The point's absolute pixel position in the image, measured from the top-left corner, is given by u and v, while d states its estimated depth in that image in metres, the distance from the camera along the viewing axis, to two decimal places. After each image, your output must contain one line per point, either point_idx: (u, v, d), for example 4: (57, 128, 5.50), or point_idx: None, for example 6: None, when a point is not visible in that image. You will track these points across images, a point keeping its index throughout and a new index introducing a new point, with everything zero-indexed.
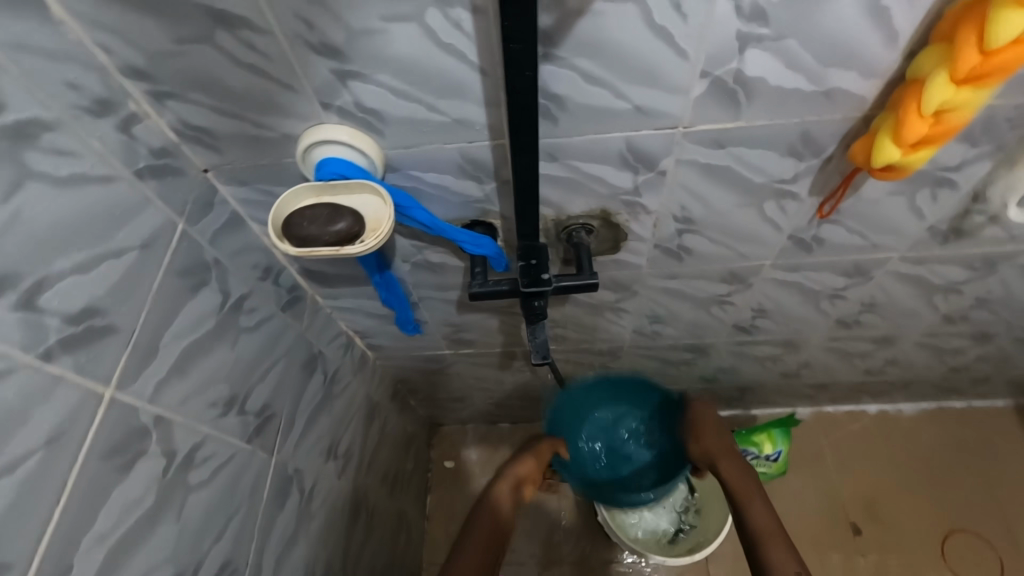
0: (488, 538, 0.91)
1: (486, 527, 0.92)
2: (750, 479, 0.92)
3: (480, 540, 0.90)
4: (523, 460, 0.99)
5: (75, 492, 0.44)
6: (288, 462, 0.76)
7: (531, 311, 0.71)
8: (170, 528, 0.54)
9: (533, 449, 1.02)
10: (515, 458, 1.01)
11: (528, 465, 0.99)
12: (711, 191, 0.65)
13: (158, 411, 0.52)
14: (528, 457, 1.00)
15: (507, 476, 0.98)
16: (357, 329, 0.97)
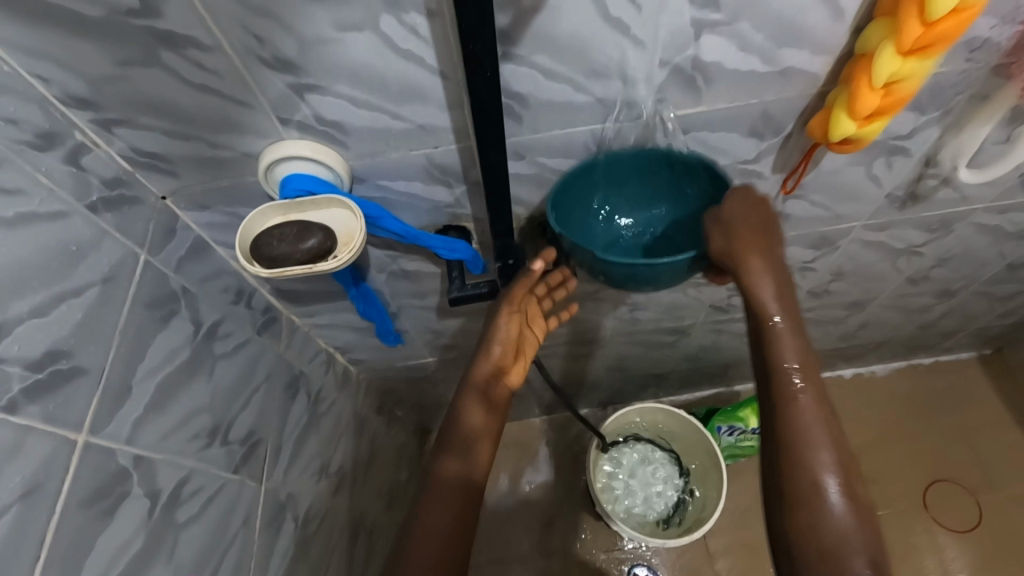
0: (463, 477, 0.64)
1: (455, 450, 0.65)
2: (772, 271, 0.59)
3: (455, 474, 0.64)
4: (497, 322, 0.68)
5: (56, 546, 0.42)
6: (279, 488, 0.74)
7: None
8: (162, 570, 0.52)
9: (494, 327, 0.68)
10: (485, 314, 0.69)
11: (497, 352, 0.68)
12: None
13: (137, 451, 0.50)
14: (492, 338, 0.68)
15: (472, 382, 0.68)
16: (337, 344, 0.96)
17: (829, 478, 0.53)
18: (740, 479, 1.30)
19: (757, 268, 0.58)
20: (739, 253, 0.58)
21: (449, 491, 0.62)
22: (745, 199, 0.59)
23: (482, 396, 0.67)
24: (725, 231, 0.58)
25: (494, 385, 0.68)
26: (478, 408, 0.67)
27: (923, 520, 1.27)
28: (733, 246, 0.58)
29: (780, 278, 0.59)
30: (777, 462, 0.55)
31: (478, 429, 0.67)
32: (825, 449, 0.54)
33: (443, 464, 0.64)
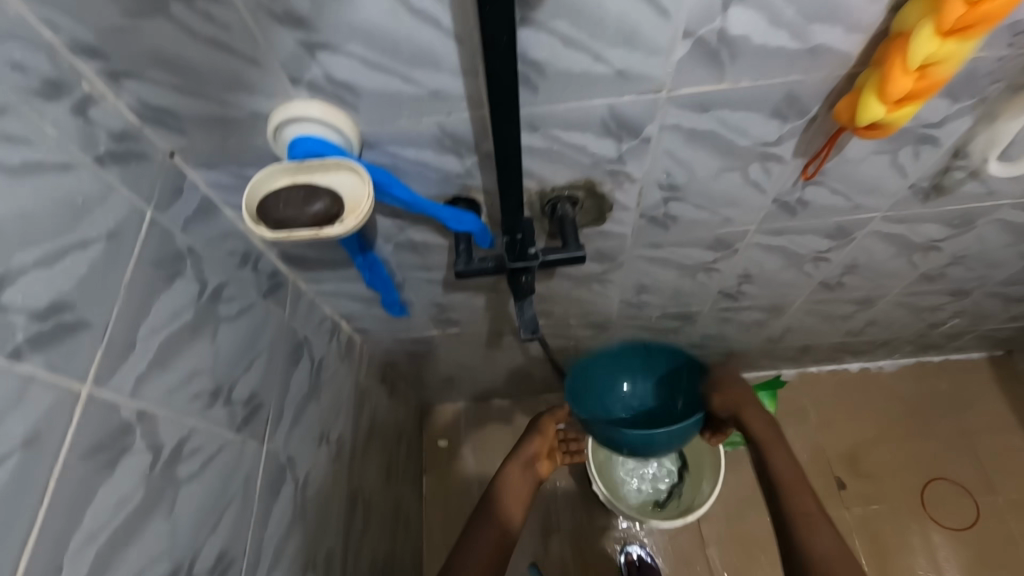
0: (498, 542, 0.81)
1: (494, 519, 0.83)
2: (767, 420, 0.84)
3: (490, 537, 0.80)
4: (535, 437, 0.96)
5: (59, 493, 0.42)
6: (280, 451, 0.75)
7: (519, 288, 0.70)
8: (164, 523, 0.52)
9: (538, 427, 0.98)
10: (533, 421, 0.99)
11: (536, 444, 0.96)
12: (696, 156, 0.64)
13: (141, 405, 0.51)
14: (537, 433, 0.97)
15: (516, 457, 0.94)
16: (342, 313, 0.96)
17: None
18: (737, 467, 1.31)
19: (754, 422, 0.84)
20: (741, 408, 0.87)
21: (490, 543, 0.80)
22: (730, 375, 0.92)
23: (522, 469, 0.93)
24: (723, 394, 0.89)
25: (534, 464, 0.95)
26: (519, 478, 0.91)
27: (919, 518, 1.27)
28: (740, 407, 0.87)
29: (772, 420, 0.84)
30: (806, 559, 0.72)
31: (513, 505, 0.87)
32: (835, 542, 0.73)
33: (484, 529, 0.81)
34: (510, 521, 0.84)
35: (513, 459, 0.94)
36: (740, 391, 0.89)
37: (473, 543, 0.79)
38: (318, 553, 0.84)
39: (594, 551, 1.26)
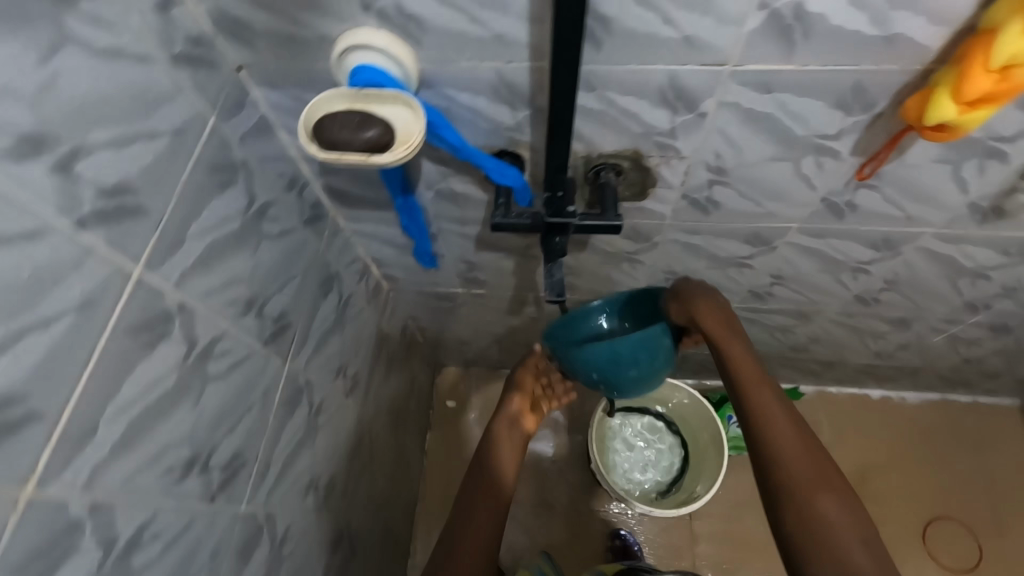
0: (492, 490, 0.85)
1: (488, 474, 0.87)
2: (722, 320, 0.75)
3: (484, 487, 0.85)
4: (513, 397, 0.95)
5: (103, 360, 0.45)
6: (299, 374, 0.78)
7: (554, 249, 0.70)
8: (188, 412, 0.55)
9: (517, 382, 0.97)
10: (510, 376, 0.98)
11: (516, 402, 0.95)
12: (750, 139, 0.63)
13: (183, 298, 0.54)
14: (517, 389, 0.96)
15: (500, 416, 0.94)
16: (374, 257, 0.98)
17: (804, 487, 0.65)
18: (738, 472, 1.30)
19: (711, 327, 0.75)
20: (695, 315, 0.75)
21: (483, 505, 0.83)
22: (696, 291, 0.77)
23: (509, 428, 0.93)
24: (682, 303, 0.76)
25: (519, 420, 0.94)
26: (503, 433, 0.92)
27: (917, 549, 1.25)
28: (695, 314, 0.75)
29: (722, 317, 0.75)
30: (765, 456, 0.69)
31: (505, 464, 0.89)
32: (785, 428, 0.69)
33: (480, 477, 0.86)
34: (503, 474, 0.87)
35: (498, 417, 0.94)
36: (691, 296, 0.76)
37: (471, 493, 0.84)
38: (322, 477, 0.88)
39: (585, 530, 1.28)
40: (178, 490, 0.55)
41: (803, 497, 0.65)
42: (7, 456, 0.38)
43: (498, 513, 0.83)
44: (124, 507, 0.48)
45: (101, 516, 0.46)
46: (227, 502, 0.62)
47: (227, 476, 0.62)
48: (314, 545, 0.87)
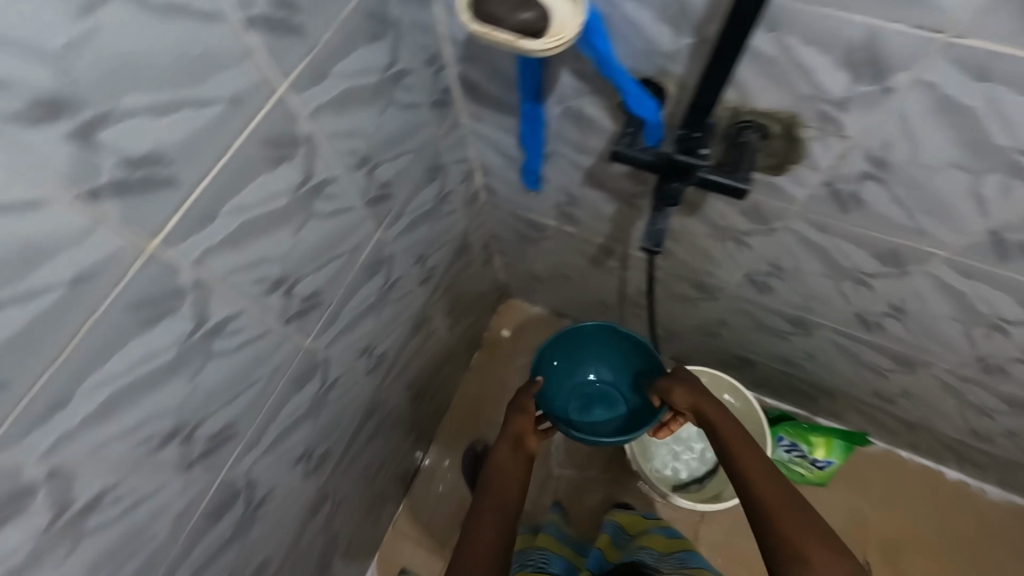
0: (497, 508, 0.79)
1: (490, 492, 0.81)
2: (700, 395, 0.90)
3: (488, 512, 0.79)
4: (517, 417, 0.90)
5: (233, 159, 0.48)
6: (386, 245, 0.81)
7: (665, 195, 0.67)
8: (288, 237, 0.59)
9: (518, 405, 0.92)
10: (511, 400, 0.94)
11: (516, 423, 0.90)
12: (932, 133, 0.55)
13: (312, 131, 0.56)
14: (520, 412, 0.91)
15: (502, 438, 0.90)
16: (482, 162, 0.99)
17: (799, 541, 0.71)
18: None
19: (693, 404, 0.89)
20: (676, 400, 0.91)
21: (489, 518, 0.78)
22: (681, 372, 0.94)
23: (512, 450, 0.88)
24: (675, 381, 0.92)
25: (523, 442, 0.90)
26: (505, 452, 0.87)
27: None
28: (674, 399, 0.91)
29: (701, 396, 0.89)
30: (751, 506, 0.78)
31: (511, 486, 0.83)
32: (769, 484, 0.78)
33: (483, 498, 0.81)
34: (509, 499, 0.81)
35: (501, 438, 0.90)
36: (677, 379, 0.93)
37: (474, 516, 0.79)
38: (377, 347, 0.94)
39: (593, 490, 1.29)
40: (264, 302, 0.60)
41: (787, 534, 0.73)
42: (142, 206, 0.41)
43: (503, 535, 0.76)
44: (220, 295, 0.53)
45: (201, 294, 0.50)
46: (298, 331, 0.68)
47: (304, 308, 0.67)
48: (354, 404, 0.94)
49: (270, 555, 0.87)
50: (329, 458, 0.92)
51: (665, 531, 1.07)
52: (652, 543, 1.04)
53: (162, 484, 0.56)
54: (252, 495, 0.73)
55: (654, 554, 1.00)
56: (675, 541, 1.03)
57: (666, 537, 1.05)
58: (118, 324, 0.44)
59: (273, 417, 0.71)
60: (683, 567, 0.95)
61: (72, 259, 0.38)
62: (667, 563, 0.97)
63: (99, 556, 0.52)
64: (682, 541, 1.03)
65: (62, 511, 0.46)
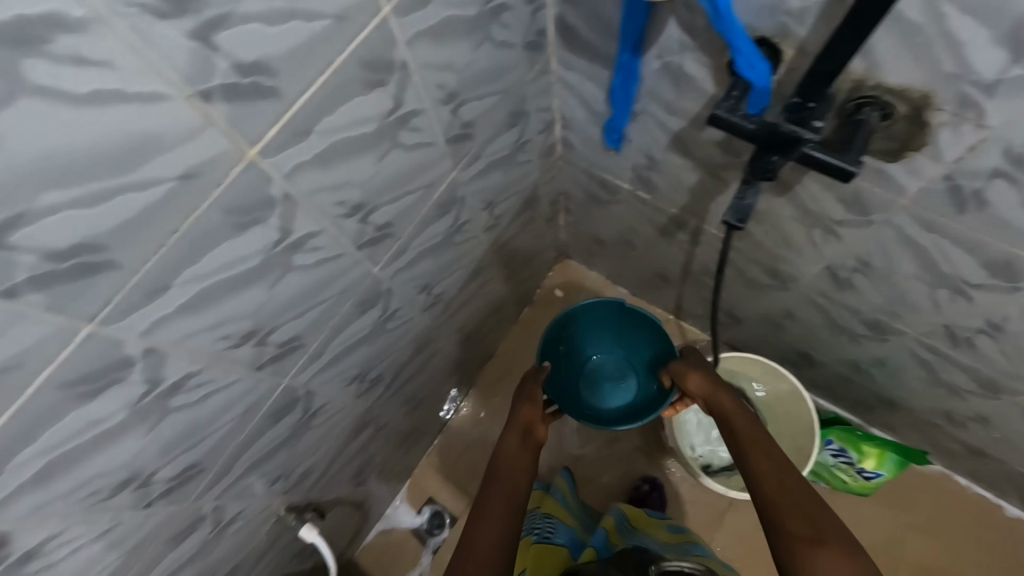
0: (510, 489, 0.81)
1: (494, 478, 0.83)
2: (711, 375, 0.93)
3: (499, 495, 0.80)
4: (524, 407, 0.94)
5: (332, 77, 0.48)
6: (459, 187, 0.81)
7: (761, 167, 0.62)
8: (372, 164, 0.60)
9: (527, 395, 0.96)
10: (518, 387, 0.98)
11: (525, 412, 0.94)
12: None
13: (407, 59, 0.56)
14: (528, 401, 0.94)
15: (511, 427, 0.92)
16: (564, 114, 0.96)
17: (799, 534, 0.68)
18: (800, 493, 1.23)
19: (703, 382, 0.93)
20: (687, 377, 0.95)
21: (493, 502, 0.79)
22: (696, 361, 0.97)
23: (520, 438, 0.90)
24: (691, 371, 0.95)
25: (531, 431, 0.92)
26: (512, 441, 0.89)
27: None
28: (686, 376, 0.95)
29: (713, 377, 0.92)
30: (751, 480, 0.77)
31: (516, 474, 0.84)
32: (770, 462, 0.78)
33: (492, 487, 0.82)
34: (519, 487, 0.82)
35: (510, 427, 0.92)
36: (688, 360, 0.97)
37: (485, 498, 0.80)
38: (436, 286, 0.96)
39: (623, 457, 1.30)
40: (341, 224, 0.61)
41: (782, 504, 0.72)
42: (247, 112, 0.42)
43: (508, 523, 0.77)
44: (304, 211, 0.55)
45: (288, 207, 0.52)
46: (368, 257, 0.70)
47: (377, 236, 0.69)
48: (408, 337, 0.97)
49: (317, 464, 0.94)
50: (379, 384, 0.97)
51: (672, 526, 1.09)
52: (657, 532, 1.07)
53: (236, 379, 0.60)
54: (310, 405, 0.78)
55: (660, 542, 1.03)
56: (681, 534, 1.06)
57: (671, 529, 1.08)
58: (213, 224, 0.46)
59: (336, 335, 0.74)
60: (690, 556, 0.98)
61: (181, 157, 0.40)
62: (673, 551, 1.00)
63: (179, 434, 0.57)
64: (687, 534, 1.06)
65: (153, 388, 0.50)
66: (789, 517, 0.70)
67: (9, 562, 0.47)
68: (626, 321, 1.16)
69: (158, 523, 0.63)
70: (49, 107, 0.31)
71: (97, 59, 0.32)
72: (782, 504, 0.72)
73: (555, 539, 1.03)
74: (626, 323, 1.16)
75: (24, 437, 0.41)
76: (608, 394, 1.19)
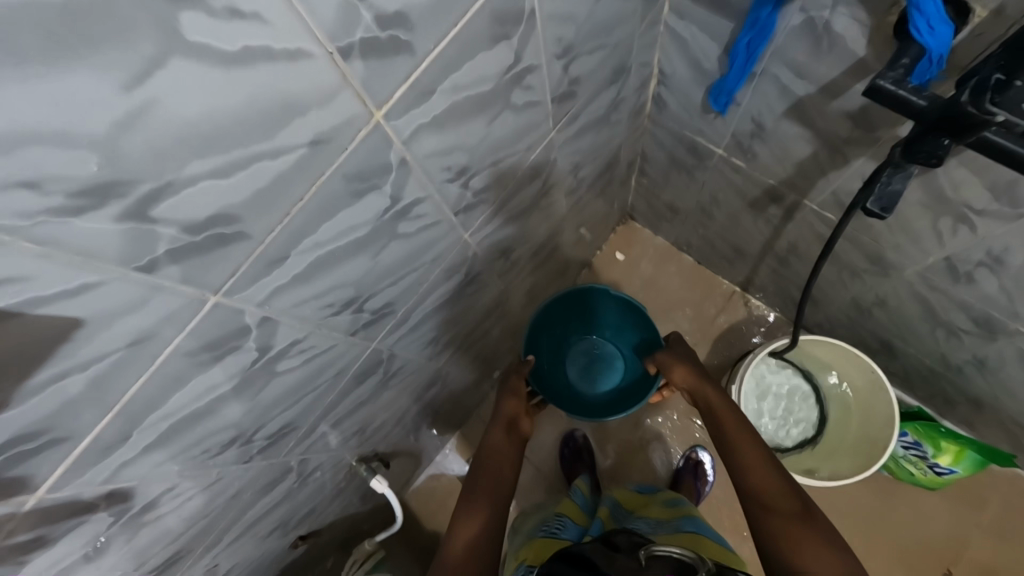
0: (495, 483, 0.81)
1: (478, 468, 0.84)
2: (696, 371, 0.91)
3: (484, 489, 0.80)
4: (506, 400, 0.94)
5: (463, 30, 0.43)
6: (553, 150, 0.76)
7: (925, 153, 0.55)
8: (482, 126, 0.55)
9: (511, 388, 0.96)
10: (503, 381, 0.98)
11: (509, 405, 0.94)
12: None
13: (535, 9, 0.49)
14: (511, 394, 0.94)
15: (495, 420, 0.92)
16: (664, 70, 0.87)
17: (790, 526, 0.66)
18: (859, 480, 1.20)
19: (690, 376, 0.90)
20: (673, 370, 0.93)
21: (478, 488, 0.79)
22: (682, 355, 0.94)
23: (504, 430, 0.90)
24: (678, 366, 0.92)
25: (515, 423, 0.92)
26: (496, 433, 0.89)
27: None
28: (672, 369, 0.92)
29: (701, 370, 0.90)
30: (737, 474, 0.75)
31: (500, 463, 0.84)
32: (753, 457, 0.75)
33: (477, 477, 0.82)
34: (504, 476, 0.83)
35: (494, 419, 0.92)
36: (673, 354, 0.95)
37: (473, 491, 0.79)
38: (513, 251, 0.92)
39: (677, 430, 1.29)
40: (445, 189, 0.58)
41: (771, 498, 0.70)
42: (380, 70, 0.38)
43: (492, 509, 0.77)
44: (415, 176, 0.51)
45: (402, 172, 0.49)
46: (462, 223, 0.66)
47: (473, 202, 0.65)
48: (481, 301, 0.95)
49: (387, 420, 0.95)
50: (450, 344, 0.96)
51: (668, 499, 0.91)
52: (650, 512, 0.89)
53: (333, 344, 0.59)
54: (390, 366, 0.78)
55: (650, 522, 0.86)
56: (677, 509, 0.87)
57: (667, 504, 0.89)
58: (335, 192, 0.43)
59: (422, 300, 0.72)
60: (677, 534, 0.79)
61: (315, 120, 0.36)
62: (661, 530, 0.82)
63: (279, 397, 0.57)
64: (684, 508, 0.87)
65: (262, 355, 0.49)
66: (777, 516, 0.67)
67: (132, 512, 0.49)
68: (614, 304, 1.16)
69: (253, 475, 0.64)
70: (199, 67, 0.28)
71: (249, 10, 0.28)
72: (769, 502, 0.70)
73: (560, 533, 0.86)
74: (614, 306, 1.16)
75: (153, 403, 0.41)
76: (600, 379, 1.22)
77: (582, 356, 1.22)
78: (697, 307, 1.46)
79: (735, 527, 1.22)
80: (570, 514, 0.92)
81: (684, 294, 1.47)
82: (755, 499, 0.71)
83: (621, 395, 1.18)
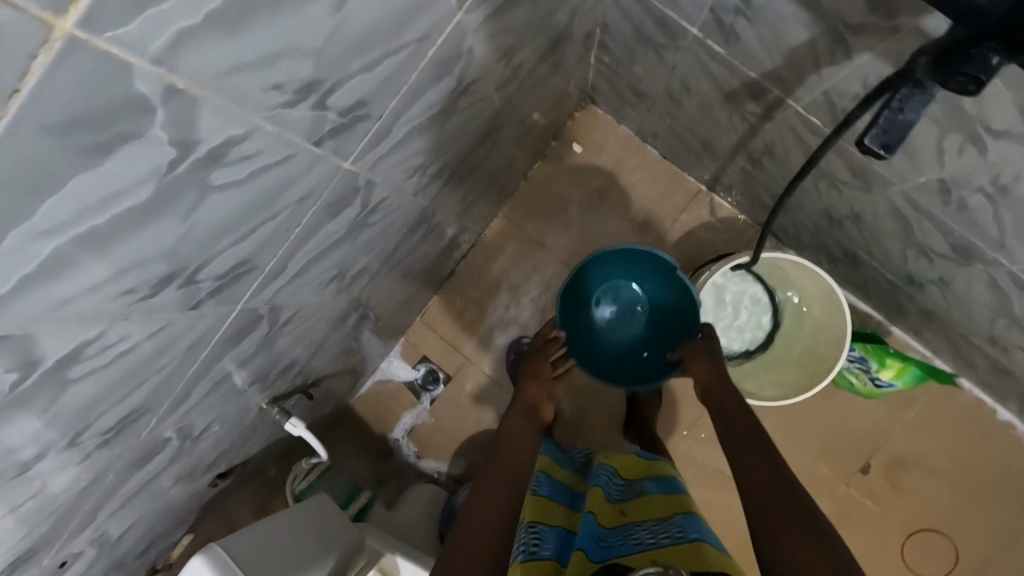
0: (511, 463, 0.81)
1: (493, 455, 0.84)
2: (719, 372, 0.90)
3: (498, 476, 0.78)
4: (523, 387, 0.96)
5: None
6: (467, 35, 0.56)
7: (963, 81, 0.41)
8: (325, 17, 0.36)
9: (531, 374, 0.99)
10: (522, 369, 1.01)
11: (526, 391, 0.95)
12: None
13: None
14: (529, 380, 0.97)
15: (515, 407, 0.93)
16: None
17: (789, 531, 0.63)
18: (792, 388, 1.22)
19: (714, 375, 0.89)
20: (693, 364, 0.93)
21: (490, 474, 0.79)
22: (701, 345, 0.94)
23: (522, 415, 0.91)
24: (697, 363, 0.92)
25: (535, 411, 0.93)
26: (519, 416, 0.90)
27: (889, 546, 1.21)
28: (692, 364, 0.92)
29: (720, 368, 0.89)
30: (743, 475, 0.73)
31: (516, 446, 0.84)
32: (764, 460, 0.73)
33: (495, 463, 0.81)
34: (521, 462, 0.82)
35: (513, 407, 0.93)
36: (696, 346, 0.95)
37: (485, 478, 0.78)
38: (434, 162, 0.75)
39: None
40: (284, 116, 0.39)
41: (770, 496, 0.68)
42: None
43: (511, 497, 0.74)
44: (214, 108, 0.33)
45: (178, 107, 0.31)
46: (334, 151, 0.49)
47: (345, 122, 0.47)
48: (400, 222, 0.79)
49: (297, 359, 0.84)
50: (366, 274, 0.82)
51: (661, 486, 0.75)
52: (646, 509, 0.70)
53: (165, 324, 0.46)
54: (278, 316, 0.65)
55: (649, 527, 0.66)
56: (678, 500, 0.70)
57: (663, 494, 0.72)
58: (38, 152, 0.26)
59: (302, 245, 0.57)
60: (681, 545, 0.61)
61: None
62: (660, 530, 0.64)
63: (103, 393, 0.45)
64: (681, 500, 0.71)
65: (29, 371, 0.36)
66: (783, 515, 0.65)
67: None
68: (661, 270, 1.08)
69: (108, 462, 0.55)
70: None
71: None
72: (781, 502, 0.67)
73: (541, 553, 0.61)
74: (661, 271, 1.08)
75: None
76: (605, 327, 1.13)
77: (605, 299, 1.13)
78: (660, 207, 1.32)
79: (673, 426, 1.24)
80: (542, 515, 0.69)
81: (647, 193, 1.32)
82: (762, 500, 0.68)
83: (611, 362, 1.11)
